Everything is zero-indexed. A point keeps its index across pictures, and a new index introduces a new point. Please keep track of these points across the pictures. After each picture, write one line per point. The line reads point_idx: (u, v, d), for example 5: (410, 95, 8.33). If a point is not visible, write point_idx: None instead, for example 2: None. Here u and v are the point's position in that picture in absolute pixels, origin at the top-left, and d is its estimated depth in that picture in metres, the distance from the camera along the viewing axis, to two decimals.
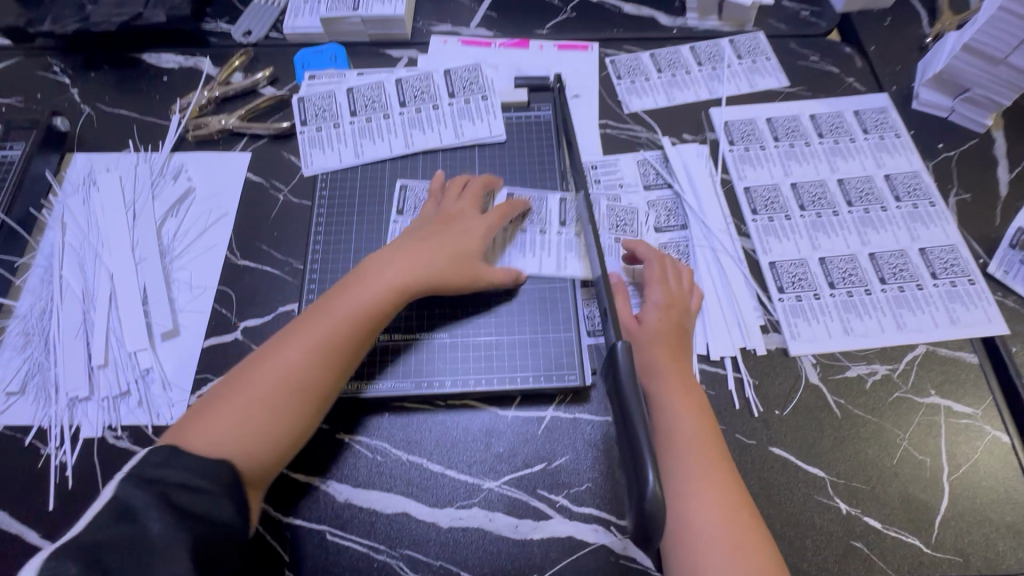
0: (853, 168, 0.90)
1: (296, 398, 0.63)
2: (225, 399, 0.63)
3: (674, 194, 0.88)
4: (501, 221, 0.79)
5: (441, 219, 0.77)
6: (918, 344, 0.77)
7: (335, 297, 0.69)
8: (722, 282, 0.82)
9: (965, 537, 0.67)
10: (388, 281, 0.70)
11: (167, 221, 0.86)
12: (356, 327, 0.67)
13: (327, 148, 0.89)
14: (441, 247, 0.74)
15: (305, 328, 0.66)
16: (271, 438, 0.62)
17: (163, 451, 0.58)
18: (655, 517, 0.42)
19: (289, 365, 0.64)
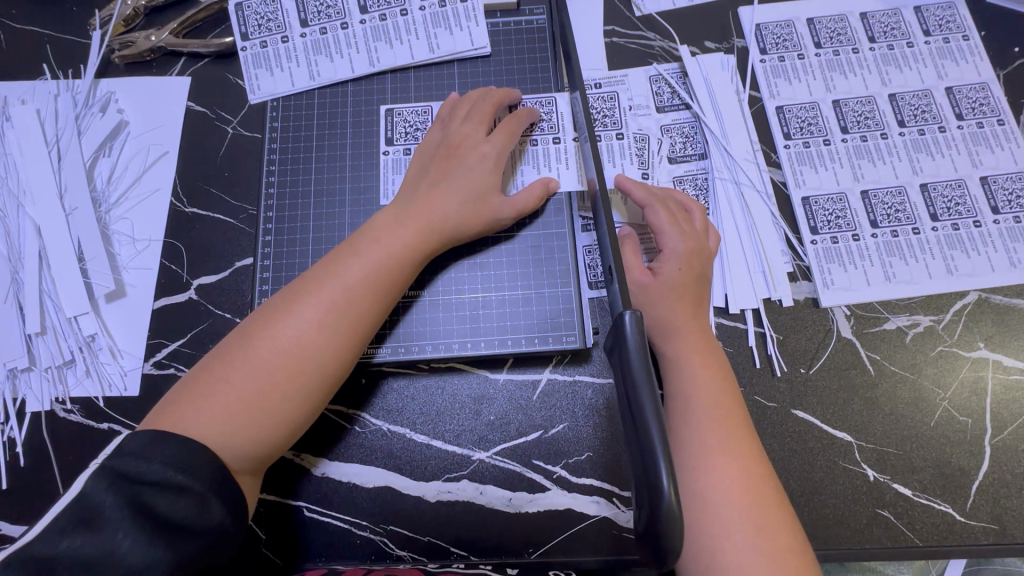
0: (909, 80, 0.75)
1: (314, 373, 0.53)
2: (219, 373, 0.52)
3: (692, 117, 0.74)
4: (512, 138, 0.66)
5: (447, 152, 0.65)
6: (970, 291, 0.67)
7: (343, 254, 0.58)
8: (746, 224, 0.70)
9: (1003, 504, 0.61)
10: (409, 235, 0.59)
11: (99, 163, 0.74)
12: (378, 289, 0.57)
13: (276, 69, 0.75)
14: (457, 192, 0.62)
15: (312, 289, 0.55)
16: (283, 419, 0.52)
17: (145, 436, 0.46)
18: (664, 529, 0.36)
19: (300, 334, 0.53)
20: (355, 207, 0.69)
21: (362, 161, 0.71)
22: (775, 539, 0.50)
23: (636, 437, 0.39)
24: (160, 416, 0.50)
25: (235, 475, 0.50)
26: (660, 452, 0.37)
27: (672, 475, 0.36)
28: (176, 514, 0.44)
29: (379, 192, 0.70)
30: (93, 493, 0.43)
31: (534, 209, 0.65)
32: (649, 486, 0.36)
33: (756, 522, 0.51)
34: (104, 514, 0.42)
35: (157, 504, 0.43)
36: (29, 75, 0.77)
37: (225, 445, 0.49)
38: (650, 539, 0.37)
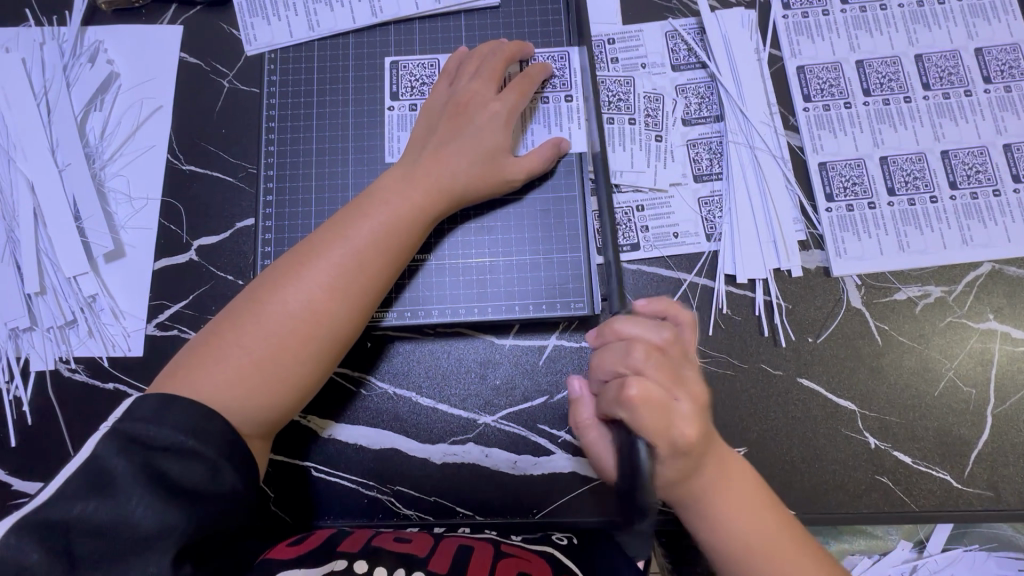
0: (937, 40, 0.71)
1: (324, 337, 0.53)
2: (227, 337, 0.51)
3: (708, 77, 0.71)
4: (523, 98, 0.63)
5: (455, 109, 0.62)
6: (984, 261, 0.66)
7: (350, 216, 0.56)
8: (760, 190, 0.68)
9: (1000, 472, 0.62)
10: (417, 197, 0.58)
11: (91, 117, 0.71)
12: (387, 252, 0.56)
13: (272, 18, 0.71)
14: (465, 153, 0.60)
15: (320, 252, 0.54)
16: (295, 382, 0.52)
17: (154, 400, 0.46)
18: (642, 493, 0.46)
19: (309, 298, 0.52)
20: (358, 167, 0.67)
21: (365, 118, 0.68)
22: (770, 510, 0.51)
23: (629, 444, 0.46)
24: (171, 379, 0.50)
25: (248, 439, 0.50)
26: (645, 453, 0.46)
27: (651, 461, 0.46)
28: (189, 481, 0.44)
29: (383, 151, 0.67)
30: (101, 459, 0.43)
31: (543, 170, 0.63)
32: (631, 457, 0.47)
33: (754, 500, 0.51)
34: (117, 480, 0.42)
35: (170, 470, 0.44)
36: (11, 21, 0.73)
37: (236, 408, 0.49)
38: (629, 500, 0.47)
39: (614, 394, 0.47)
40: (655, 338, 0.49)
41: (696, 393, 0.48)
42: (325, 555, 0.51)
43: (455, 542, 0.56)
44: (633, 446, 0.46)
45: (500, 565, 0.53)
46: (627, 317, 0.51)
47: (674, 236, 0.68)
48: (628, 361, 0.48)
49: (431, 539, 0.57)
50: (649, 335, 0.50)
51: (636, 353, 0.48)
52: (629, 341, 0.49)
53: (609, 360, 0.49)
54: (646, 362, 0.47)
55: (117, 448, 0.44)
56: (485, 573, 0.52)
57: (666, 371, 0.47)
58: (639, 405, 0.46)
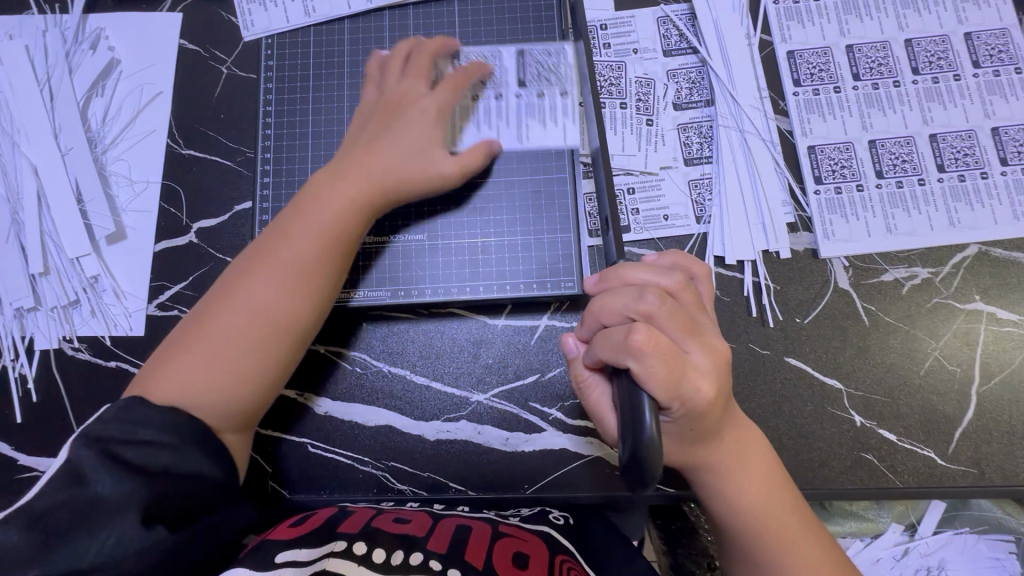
0: (927, 25, 0.72)
1: (275, 334, 0.54)
2: (186, 343, 0.53)
3: (699, 62, 0.72)
4: (456, 94, 0.63)
5: (384, 106, 0.63)
6: (971, 243, 0.67)
7: (290, 218, 0.57)
8: (749, 173, 0.69)
9: (984, 449, 0.63)
10: (350, 191, 0.58)
11: (93, 103, 0.72)
12: (325, 250, 0.56)
13: (269, 4, 0.72)
14: (399, 147, 0.60)
15: (263, 256, 0.55)
16: (251, 379, 0.53)
17: (115, 406, 0.48)
18: (645, 459, 0.39)
19: (255, 300, 0.54)
20: None
21: (361, 102, 0.69)
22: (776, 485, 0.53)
23: (630, 402, 0.42)
24: (136, 387, 0.52)
25: (220, 434, 0.52)
26: (648, 406, 0.41)
27: (656, 420, 0.41)
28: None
29: None
30: None
31: (480, 167, 0.63)
32: (633, 419, 0.41)
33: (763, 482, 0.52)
34: (120, 447, 0.44)
35: (136, 455, 0.45)
36: (14, 9, 0.74)
37: (198, 409, 0.50)
38: (633, 468, 0.40)
39: (621, 339, 0.44)
40: (667, 283, 0.48)
41: (712, 347, 0.47)
42: (326, 536, 0.54)
43: (453, 521, 0.58)
44: (640, 399, 0.42)
45: (495, 545, 0.55)
46: (636, 264, 0.49)
47: (664, 218, 0.69)
48: (638, 306, 0.46)
49: (429, 517, 0.59)
50: (661, 281, 0.48)
51: (649, 297, 0.45)
52: (641, 287, 0.47)
53: (617, 305, 0.47)
54: (659, 308, 0.45)
55: (95, 430, 0.46)
56: (481, 551, 0.54)
57: (678, 320, 0.45)
58: (649, 350, 0.43)
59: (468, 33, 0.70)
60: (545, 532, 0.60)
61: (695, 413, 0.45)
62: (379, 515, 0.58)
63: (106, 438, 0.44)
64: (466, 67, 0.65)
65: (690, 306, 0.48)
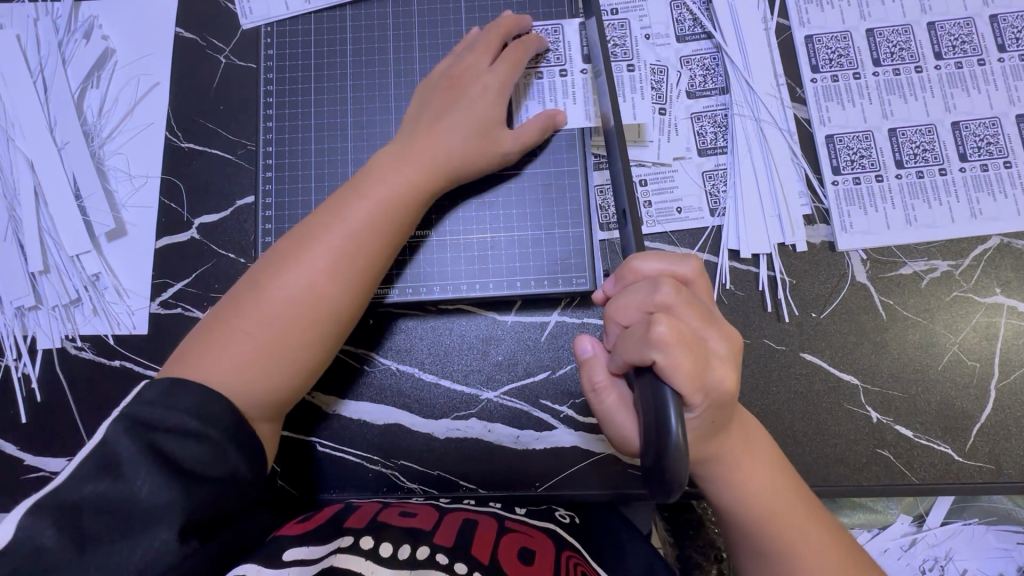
0: (950, 7, 0.69)
1: (326, 320, 0.53)
2: (234, 322, 0.51)
3: (713, 48, 0.70)
4: (517, 68, 0.61)
5: (448, 82, 0.61)
6: (992, 235, 0.65)
7: (345, 199, 0.56)
8: (765, 164, 0.67)
9: (1002, 445, 0.62)
10: (413, 174, 0.57)
11: (88, 95, 0.70)
12: (384, 235, 0.55)
13: None
14: (459, 128, 0.59)
15: (318, 235, 0.54)
16: (301, 365, 0.52)
17: (160, 382, 0.46)
18: (672, 467, 0.38)
19: (309, 283, 0.52)
20: (358, 143, 0.66)
21: (364, 92, 0.67)
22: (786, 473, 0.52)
23: (653, 402, 0.40)
24: (176, 365, 0.50)
25: (255, 422, 0.51)
26: (671, 403, 0.40)
27: (681, 421, 0.39)
28: (187, 461, 0.43)
29: (382, 128, 0.66)
30: (108, 438, 0.43)
31: (535, 142, 0.62)
32: (658, 427, 0.39)
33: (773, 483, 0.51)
34: (119, 455, 0.42)
35: (170, 448, 0.43)
36: None
37: (244, 393, 0.49)
38: (656, 473, 0.39)
39: (642, 334, 0.42)
40: (679, 271, 0.47)
41: (729, 336, 0.45)
42: (333, 532, 0.52)
43: (460, 517, 0.57)
44: (662, 393, 0.40)
45: (502, 542, 0.53)
46: (647, 253, 0.47)
47: (677, 211, 0.67)
48: (654, 298, 0.43)
49: (436, 513, 0.57)
50: (676, 267, 0.47)
51: (664, 287, 0.43)
52: (655, 279, 0.45)
53: (632, 301, 0.44)
54: (676, 298, 0.43)
55: (135, 412, 0.44)
56: (489, 550, 0.52)
57: (696, 310, 0.43)
58: (673, 342, 0.40)
59: (475, 19, 0.68)
60: (554, 531, 0.58)
61: (716, 405, 0.43)
62: (385, 510, 0.57)
63: (105, 448, 0.43)
64: (521, 39, 0.62)
65: (702, 295, 0.47)
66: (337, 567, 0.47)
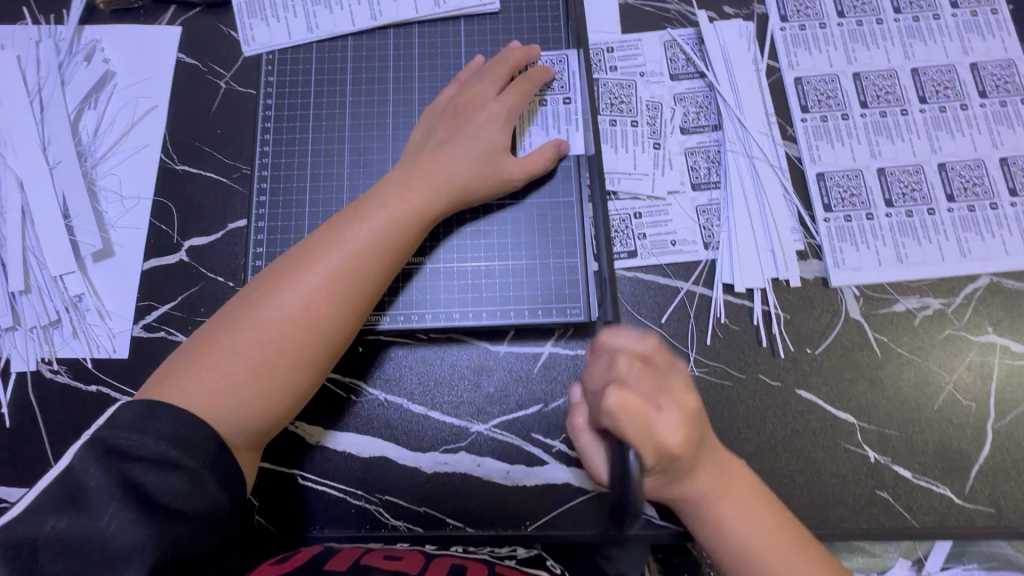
0: (933, 54, 0.72)
1: (320, 343, 0.51)
2: (221, 342, 0.50)
3: (706, 86, 0.71)
4: (523, 99, 0.63)
5: (455, 108, 0.62)
6: (982, 274, 0.66)
7: (347, 222, 0.55)
8: (758, 199, 0.68)
9: (1001, 488, 0.61)
10: (417, 199, 0.57)
11: (85, 116, 0.70)
12: (383, 258, 0.55)
13: (271, 20, 0.71)
14: (464, 153, 0.60)
15: (318, 256, 0.53)
16: (290, 389, 0.51)
17: (137, 407, 0.44)
18: None
19: (305, 304, 0.51)
20: (355, 169, 0.66)
21: (362, 120, 0.68)
22: (768, 505, 0.51)
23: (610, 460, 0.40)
24: (159, 386, 0.48)
25: (236, 452, 0.48)
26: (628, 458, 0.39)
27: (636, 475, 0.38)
28: (154, 500, 0.41)
29: (380, 155, 0.67)
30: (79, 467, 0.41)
31: (541, 171, 0.62)
32: None
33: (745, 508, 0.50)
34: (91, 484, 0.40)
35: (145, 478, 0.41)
36: (8, 19, 0.73)
37: (228, 418, 0.47)
38: None
39: (597, 404, 0.43)
40: (640, 346, 0.47)
41: (683, 401, 0.46)
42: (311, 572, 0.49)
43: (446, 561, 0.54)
44: (617, 455, 0.40)
45: None
46: (611, 329, 0.49)
47: (671, 244, 0.67)
48: (610, 372, 0.45)
49: (422, 557, 0.55)
50: (633, 345, 0.47)
51: (619, 362, 0.45)
52: (613, 353, 0.47)
53: (593, 372, 0.46)
54: (628, 371, 0.44)
55: (110, 441, 0.42)
56: None
57: (646, 380, 0.45)
58: (620, 410, 0.42)
59: (474, 53, 0.69)
60: None
61: (667, 467, 0.44)
62: (368, 553, 0.54)
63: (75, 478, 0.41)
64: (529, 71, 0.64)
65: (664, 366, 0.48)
66: None
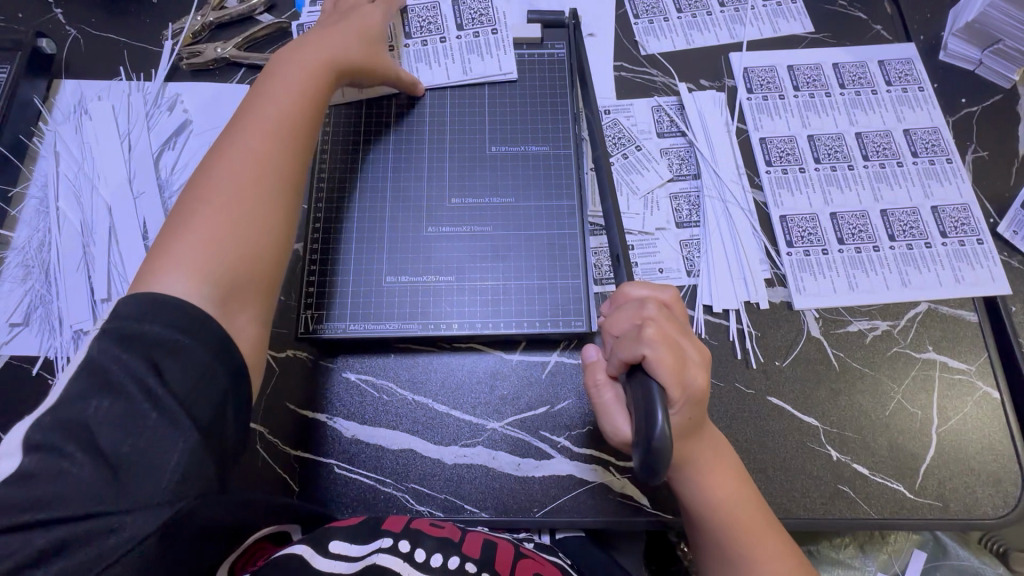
0: (872, 121, 0.87)
1: (275, 211, 0.61)
2: (188, 229, 0.57)
3: (686, 143, 0.86)
4: (385, 12, 0.81)
5: (330, 14, 0.79)
6: (921, 301, 0.78)
7: (298, 128, 0.66)
8: (731, 235, 0.81)
9: (946, 484, 0.70)
10: (293, 99, 0.67)
11: (165, 154, 0.83)
12: (293, 138, 0.65)
13: None
14: (340, 34, 0.75)
15: (260, 152, 0.62)
16: (257, 255, 0.59)
17: (130, 301, 0.51)
18: (657, 449, 0.45)
19: (257, 184, 0.61)
20: (394, 203, 0.79)
21: (401, 163, 0.81)
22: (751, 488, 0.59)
23: (643, 398, 0.48)
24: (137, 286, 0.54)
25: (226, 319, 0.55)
26: (658, 400, 0.47)
27: (666, 413, 0.46)
28: None
29: (415, 192, 0.79)
30: None
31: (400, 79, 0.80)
32: (647, 417, 0.46)
33: (734, 489, 0.58)
34: None
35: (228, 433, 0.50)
36: (106, 76, 0.87)
37: (209, 287, 0.55)
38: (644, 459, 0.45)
39: (635, 336, 0.52)
40: (663, 296, 0.57)
41: (703, 350, 0.55)
42: (372, 531, 0.61)
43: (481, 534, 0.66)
44: (649, 388, 0.48)
45: (518, 564, 0.64)
46: (637, 282, 0.58)
47: (659, 271, 0.79)
48: (641, 312, 0.54)
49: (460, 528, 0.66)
50: (658, 293, 0.57)
51: (650, 305, 0.54)
52: (642, 299, 0.56)
53: (624, 315, 0.55)
54: (659, 313, 0.54)
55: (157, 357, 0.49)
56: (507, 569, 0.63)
57: (673, 323, 0.54)
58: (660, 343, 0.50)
59: (496, 112, 0.84)
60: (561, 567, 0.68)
61: (694, 407, 0.52)
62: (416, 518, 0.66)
63: None
64: None
65: (682, 316, 0.58)
66: (380, 565, 0.58)
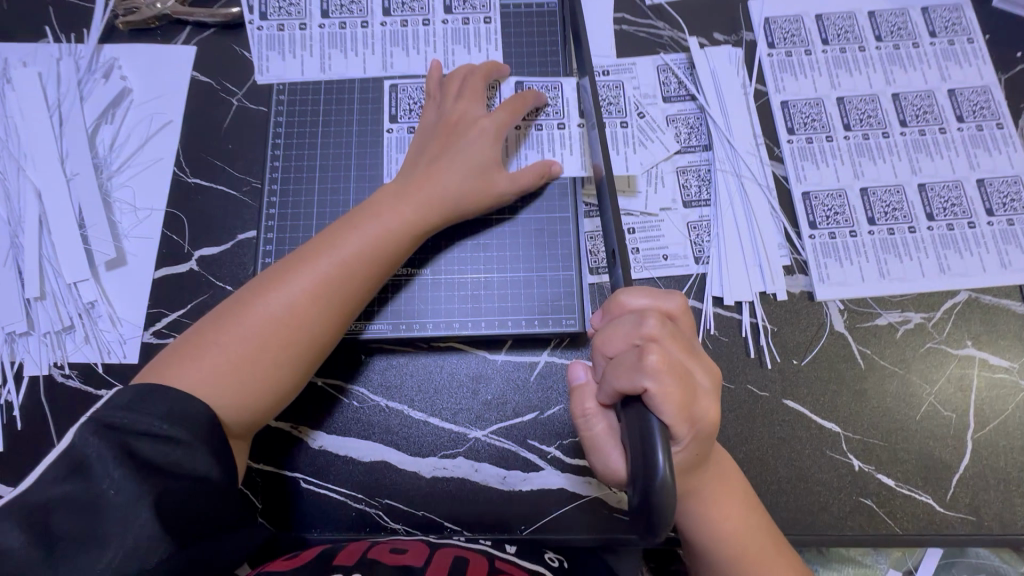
0: (912, 81, 0.76)
1: (301, 342, 0.54)
2: (231, 324, 0.53)
3: (697, 108, 0.75)
4: (513, 116, 0.66)
5: (445, 125, 0.65)
6: (961, 290, 0.69)
7: (364, 222, 0.59)
8: (746, 216, 0.71)
9: (981, 496, 0.63)
10: (411, 213, 0.60)
11: (102, 130, 0.73)
12: (344, 291, 0.56)
13: (287, 54, 0.75)
14: (458, 168, 0.63)
15: (305, 262, 0.56)
16: (271, 393, 0.53)
17: (129, 392, 0.47)
18: (659, 502, 0.37)
19: (283, 311, 0.54)
20: (360, 183, 0.70)
21: (368, 138, 0.72)
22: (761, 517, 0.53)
23: (641, 436, 0.40)
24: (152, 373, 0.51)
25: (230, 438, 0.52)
26: (659, 436, 0.39)
27: (669, 456, 0.39)
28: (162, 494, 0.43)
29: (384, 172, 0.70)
30: (82, 447, 0.43)
31: (532, 187, 0.66)
32: (645, 461, 0.39)
33: (742, 519, 0.51)
34: (97, 462, 0.42)
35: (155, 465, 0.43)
36: (31, 38, 0.76)
37: (222, 402, 0.50)
38: (644, 513, 0.38)
39: (634, 362, 0.43)
40: (667, 306, 0.48)
41: (709, 368, 0.47)
42: (319, 566, 0.51)
43: (450, 552, 0.56)
44: (648, 423, 0.41)
45: None
46: (635, 289, 0.49)
47: (664, 258, 0.70)
48: (640, 330, 0.45)
49: (427, 548, 0.56)
50: (661, 302, 0.48)
51: (649, 320, 0.45)
52: (641, 312, 0.47)
53: (619, 333, 0.46)
54: (661, 331, 0.45)
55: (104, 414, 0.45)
56: None
57: (679, 343, 0.45)
58: (665, 373, 0.42)
59: None
60: None
61: (699, 439, 0.44)
62: (375, 547, 0.56)
63: (81, 456, 0.43)
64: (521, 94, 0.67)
65: (687, 329, 0.49)
66: None
